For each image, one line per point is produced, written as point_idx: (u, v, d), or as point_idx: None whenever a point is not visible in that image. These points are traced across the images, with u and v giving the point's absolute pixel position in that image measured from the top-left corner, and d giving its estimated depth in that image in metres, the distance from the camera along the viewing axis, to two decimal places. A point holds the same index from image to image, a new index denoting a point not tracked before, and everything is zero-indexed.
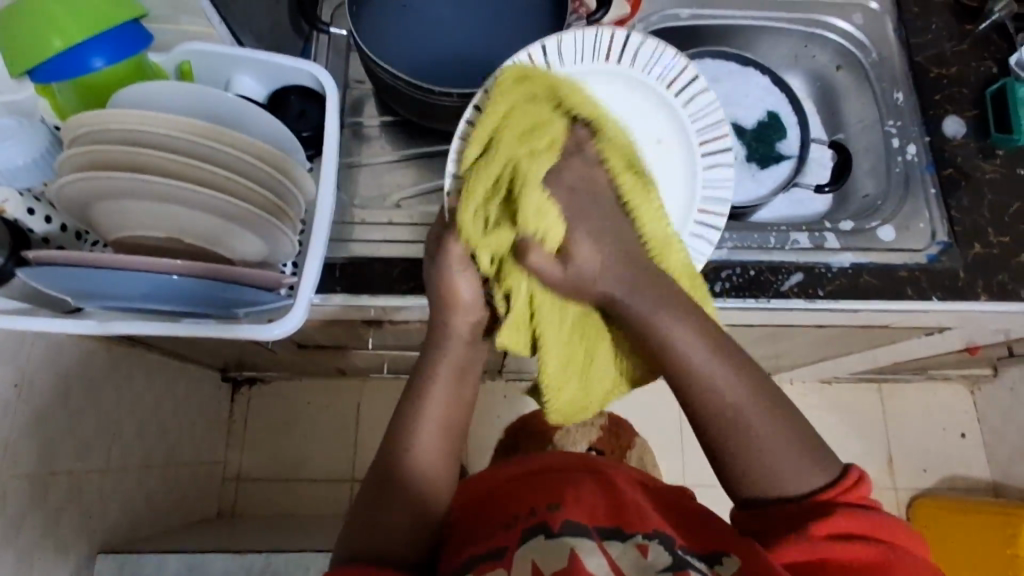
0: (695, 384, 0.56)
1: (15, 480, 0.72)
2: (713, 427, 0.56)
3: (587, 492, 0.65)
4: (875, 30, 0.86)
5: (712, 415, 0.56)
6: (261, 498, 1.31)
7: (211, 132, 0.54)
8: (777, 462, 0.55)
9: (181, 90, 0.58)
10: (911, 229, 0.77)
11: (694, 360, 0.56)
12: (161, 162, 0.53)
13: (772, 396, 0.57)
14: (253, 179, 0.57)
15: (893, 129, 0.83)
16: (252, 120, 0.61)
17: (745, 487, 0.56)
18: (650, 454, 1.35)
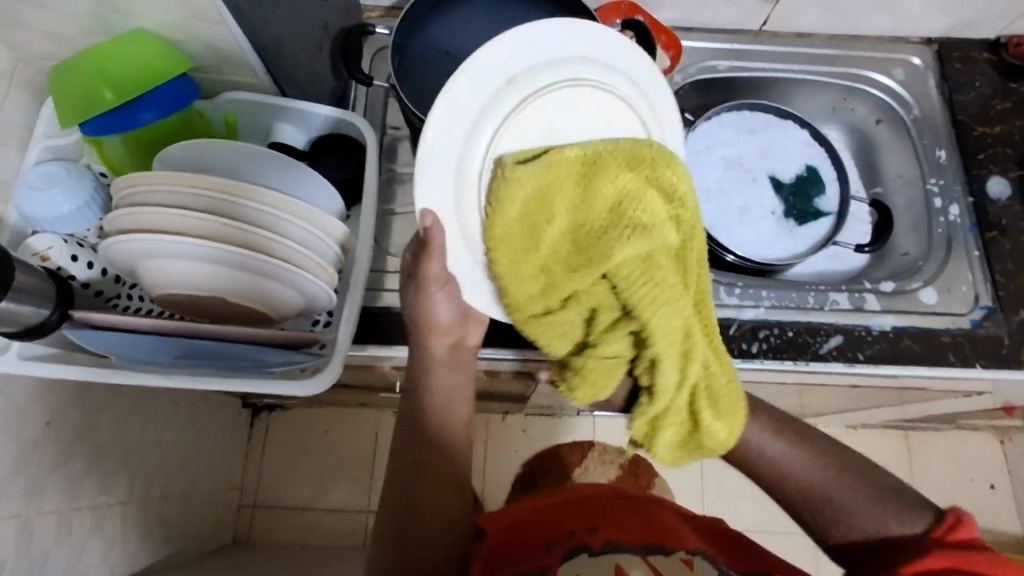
0: (775, 476, 0.60)
1: (43, 517, 0.71)
2: (795, 503, 0.59)
3: (622, 514, 0.63)
4: (917, 85, 0.85)
5: (791, 493, 0.59)
6: (280, 527, 1.30)
7: (230, 189, 0.56)
8: (854, 508, 0.56)
9: (219, 150, 0.61)
10: (954, 291, 0.75)
11: (773, 454, 0.60)
12: (189, 221, 0.55)
13: (831, 452, 0.60)
14: (279, 231, 0.58)
15: (935, 187, 0.81)
16: (281, 172, 0.62)
17: (836, 539, 0.56)
18: (669, 495, 1.32)
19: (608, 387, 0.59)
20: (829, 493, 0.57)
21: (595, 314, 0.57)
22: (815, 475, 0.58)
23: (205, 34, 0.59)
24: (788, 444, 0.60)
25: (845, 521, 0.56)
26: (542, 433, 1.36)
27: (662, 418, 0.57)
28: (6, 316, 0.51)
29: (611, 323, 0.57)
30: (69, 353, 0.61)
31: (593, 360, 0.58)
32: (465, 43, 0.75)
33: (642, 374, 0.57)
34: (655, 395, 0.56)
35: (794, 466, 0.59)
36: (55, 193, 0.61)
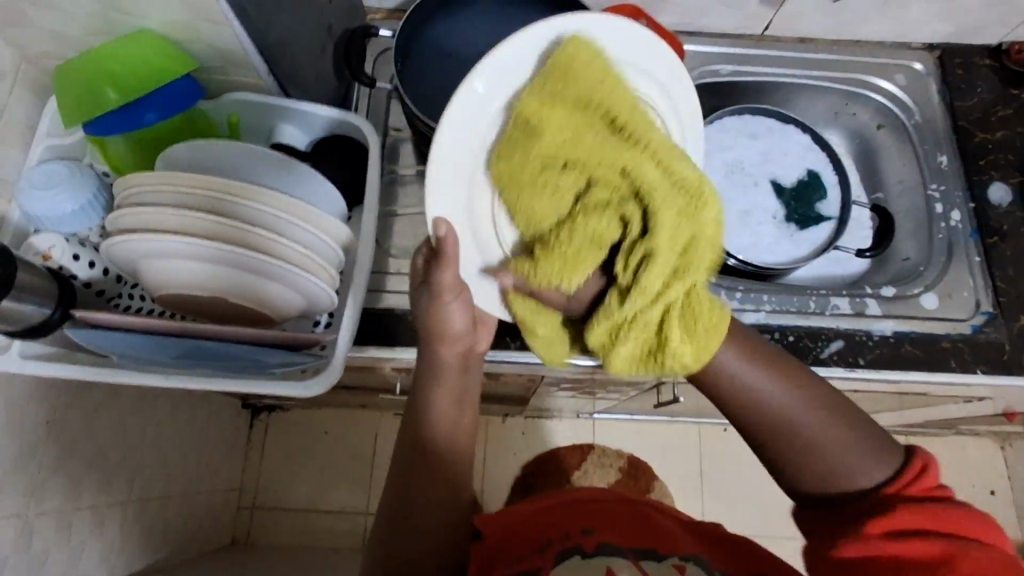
0: (750, 407, 0.53)
1: (42, 517, 0.71)
2: (760, 437, 0.53)
3: (621, 519, 0.62)
4: (919, 91, 0.85)
5: (755, 426, 0.53)
6: (279, 529, 1.30)
7: (216, 185, 0.56)
8: (833, 451, 0.50)
9: (216, 150, 0.61)
10: (955, 297, 0.75)
11: (748, 382, 0.53)
12: (177, 219, 0.55)
13: (826, 402, 0.52)
14: (270, 228, 0.57)
15: (937, 193, 0.81)
16: (276, 171, 0.62)
17: (799, 480, 0.51)
18: (669, 499, 1.32)
19: (584, 272, 0.51)
20: (789, 413, 0.52)
21: (593, 185, 0.50)
22: (787, 399, 0.53)
23: (209, 35, 0.59)
24: (764, 370, 0.54)
25: (807, 446, 0.51)
26: (542, 436, 1.36)
27: (622, 332, 0.51)
28: (9, 316, 0.51)
29: (605, 201, 0.50)
30: (70, 353, 0.61)
31: (574, 241, 0.51)
32: (467, 46, 0.75)
33: (621, 254, 0.51)
34: (624, 299, 0.50)
35: (773, 398, 0.53)
36: (58, 192, 0.61)
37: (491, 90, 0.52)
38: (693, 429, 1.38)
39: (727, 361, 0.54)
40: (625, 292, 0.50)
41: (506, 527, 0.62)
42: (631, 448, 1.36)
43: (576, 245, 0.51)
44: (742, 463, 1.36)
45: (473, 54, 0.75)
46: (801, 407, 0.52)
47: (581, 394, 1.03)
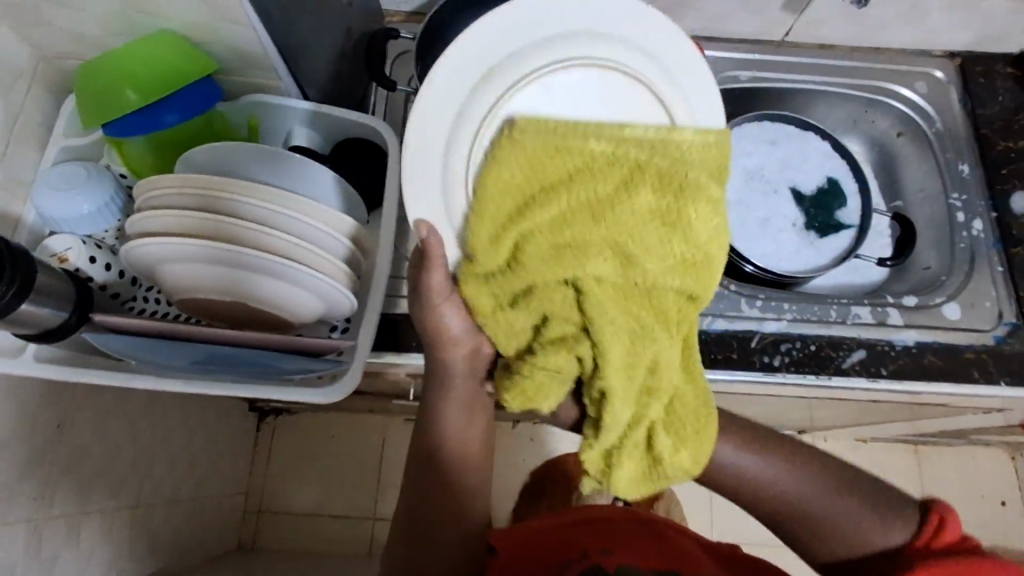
0: (762, 495, 0.58)
1: (52, 522, 0.70)
2: (774, 521, 0.59)
3: (640, 541, 0.62)
4: (940, 99, 0.84)
5: (770, 510, 0.59)
6: (284, 534, 1.29)
7: (218, 184, 0.54)
8: (857, 524, 0.55)
9: (228, 151, 0.60)
10: (978, 307, 0.74)
11: (756, 476, 0.58)
12: (183, 221, 0.54)
13: (822, 471, 0.58)
14: (278, 227, 0.56)
15: (958, 202, 0.80)
16: (287, 171, 0.61)
17: (820, 551, 0.57)
18: (678, 507, 1.31)
19: (546, 406, 0.51)
20: (803, 497, 0.57)
21: (546, 321, 0.51)
22: (795, 481, 0.58)
23: (231, 37, 0.58)
24: (761, 457, 0.58)
25: (828, 526, 0.56)
26: (551, 442, 1.35)
27: (609, 464, 0.51)
28: (27, 319, 0.50)
29: (559, 337, 0.50)
30: (86, 356, 0.60)
31: (546, 361, 0.50)
32: None
33: (591, 398, 0.51)
34: (603, 428, 0.50)
35: (781, 480, 0.58)
36: (75, 195, 0.60)
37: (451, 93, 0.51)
38: None
39: (730, 453, 0.58)
40: (595, 421, 0.51)
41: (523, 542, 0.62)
42: None
43: (540, 390, 0.50)
44: None
45: None
46: (803, 481, 0.58)
47: None
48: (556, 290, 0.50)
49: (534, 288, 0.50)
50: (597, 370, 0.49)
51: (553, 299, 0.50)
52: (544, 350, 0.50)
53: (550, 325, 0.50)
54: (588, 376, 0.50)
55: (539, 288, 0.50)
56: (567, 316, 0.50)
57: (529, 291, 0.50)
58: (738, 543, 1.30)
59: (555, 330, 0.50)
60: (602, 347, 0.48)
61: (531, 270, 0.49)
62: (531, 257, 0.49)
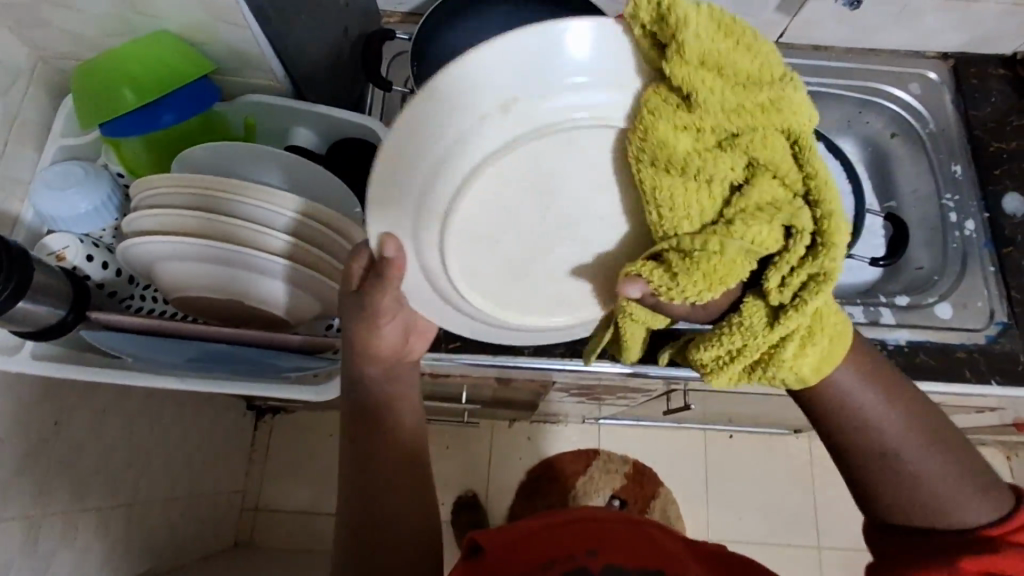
0: (857, 424, 0.46)
1: (48, 519, 0.71)
2: (861, 462, 0.46)
3: (629, 542, 0.62)
4: (933, 100, 0.85)
5: (861, 446, 0.46)
6: (281, 532, 1.29)
7: (215, 184, 0.55)
8: (948, 489, 0.45)
9: (228, 152, 0.60)
10: (970, 307, 0.75)
11: (860, 400, 0.46)
12: (181, 221, 0.55)
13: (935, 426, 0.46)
14: (275, 227, 0.56)
15: (950, 203, 0.81)
16: (284, 171, 0.61)
17: (896, 510, 0.46)
18: (674, 506, 1.31)
19: (728, 284, 0.41)
20: (903, 447, 0.45)
21: (750, 185, 0.41)
22: (903, 427, 0.45)
23: (227, 37, 0.59)
24: (878, 389, 0.46)
25: (913, 484, 0.45)
26: (547, 441, 1.35)
27: (747, 355, 0.43)
28: (24, 317, 0.51)
29: (762, 207, 0.41)
30: (82, 354, 0.60)
31: (722, 232, 0.41)
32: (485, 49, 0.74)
33: (780, 268, 0.41)
34: (778, 322, 0.41)
35: (890, 422, 0.45)
36: (72, 193, 0.61)
37: (426, 133, 0.43)
38: (699, 436, 1.37)
39: (840, 379, 0.46)
40: (767, 313, 0.42)
41: (506, 544, 0.61)
42: (636, 454, 1.35)
43: (728, 253, 0.40)
44: (748, 471, 1.35)
45: None
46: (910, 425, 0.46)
47: (589, 400, 1.02)
48: (761, 178, 0.41)
49: (704, 114, 0.40)
50: (814, 266, 0.40)
51: (765, 148, 0.40)
52: (736, 223, 0.40)
53: (753, 190, 0.41)
54: (780, 272, 0.41)
55: (750, 147, 0.40)
56: (759, 165, 0.41)
57: (723, 148, 0.41)
58: (734, 542, 1.30)
59: (752, 211, 0.40)
60: (824, 242, 0.40)
61: (708, 137, 0.41)
62: (732, 96, 0.39)
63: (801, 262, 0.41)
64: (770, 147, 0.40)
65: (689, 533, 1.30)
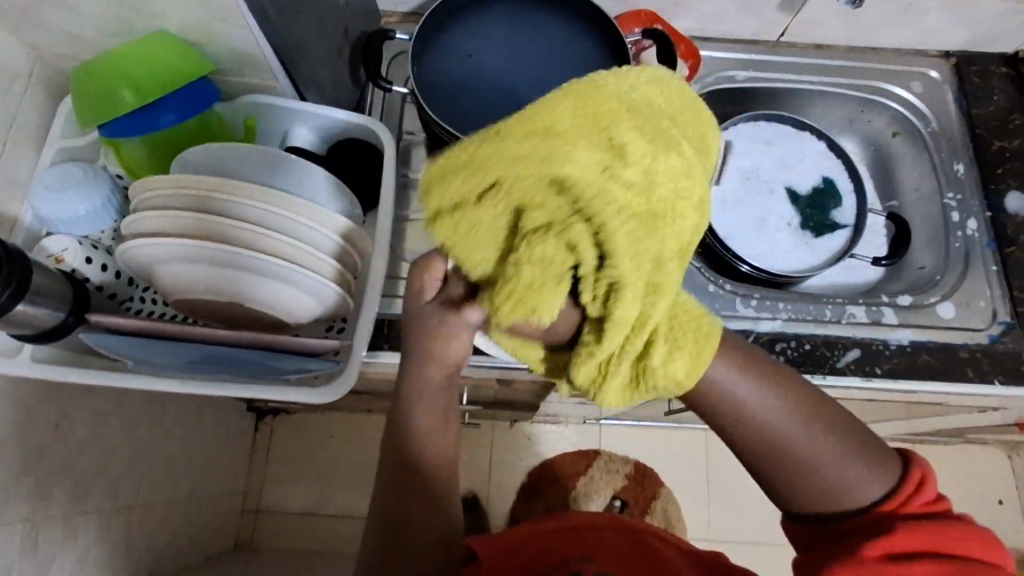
0: (736, 418, 0.47)
1: (48, 522, 0.70)
2: (749, 452, 0.47)
3: (619, 550, 0.65)
4: (935, 99, 0.85)
5: (746, 439, 0.47)
6: (282, 534, 1.29)
7: (212, 184, 0.54)
8: (840, 473, 0.46)
9: (230, 153, 0.60)
10: (972, 307, 0.74)
11: (739, 396, 0.47)
12: (179, 221, 0.54)
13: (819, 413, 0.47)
14: (274, 228, 0.56)
15: (953, 202, 0.80)
16: (285, 172, 0.61)
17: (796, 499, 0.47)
18: (676, 506, 1.31)
19: (547, 312, 0.40)
20: (784, 437, 0.46)
21: (536, 224, 0.40)
22: (783, 417, 0.46)
23: (227, 38, 0.59)
24: (756, 384, 0.47)
25: (800, 474, 0.46)
26: (548, 442, 1.35)
27: (599, 385, 0.42)
28: (23, 320, 0.51)
29: (544, 230, 0.40)
30: (83, 357, 0.60)
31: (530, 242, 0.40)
32: (487, 46, 0.74)
33: (586, 285, 0.40)
34: (607, 338, 0.40)
35: (769, 420, 0.46)
36: (72, 195, 0.61)
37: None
38: (700, 436, 1.37)
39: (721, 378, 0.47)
40: (595, 333, 0.41)
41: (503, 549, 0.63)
42: (637, 454, 1.35)
43: (522, 280, 0.40)
44: (749, 471, 1.35)
45: (492, 54, 0.73)
46: (789, 415, 0.46)
47: (590, 400, 1.02)
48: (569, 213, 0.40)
49: (505, 167, 0.39)
50: (608, 292, 0.40)
51: (527, 181, 0.39)
52: (521, 257, 0.40)
53: (538, 228, 0.40)
54: (594, 294, 0.40)
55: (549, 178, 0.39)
56: (546, 198, 0.40)
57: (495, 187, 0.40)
58: (735, 542, 1.30)
59: (546, 245, 0.40)
60: (615, 268, 0.39)
61: (511, 181, 0.39)
62: (512, 159, 0.39)
63: (605, 292, 0.40)
64: (574, 178, 0.39)
65: (691, 533, 1.30)
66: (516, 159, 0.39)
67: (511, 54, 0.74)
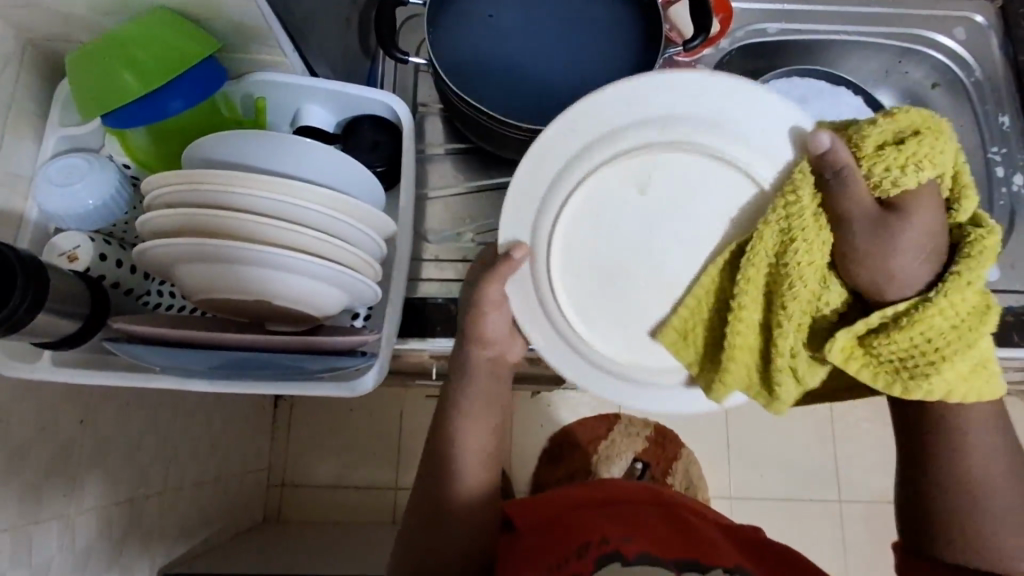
0: (955, 452, 0.49)
1: (83, 514, 0.70)
2: (943, 480, 0.49)
3: (657, 523, 0.66)
4: (980, 47, 0.80)
5: (951, 471, 0.49)
6: (309, 506, 1.31)
7: (202, 177, 0.51)
8: (999, 536, 0.48)
9: (241, 141, 0.56)
10: (1018, 268, 0.72)
11: (972, 438, 0.48)
12: (199, 221, 0.51)
13: (1019, 485, 0.49)
14: (298, 222, 0.53)
15: (998, 156, 0.77)
16: (301, 158, 0.57)
17: (944, 538, 0.50)
18: (696, 467, 1.32)
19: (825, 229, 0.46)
20: (986, 485, 0.49)
21: (904, 150, 0.44)
22: (998, 469, 0.49)
23: (232, 14, 0.54)
24: (997, 440, 0.49)
25: (972, 518, 0.49)
26: (567, 407, 1.35)
27: (936, 353, 0.43)
28: (42, 327, 0.49)
29: (904, 166, 0.44)
30: (104, 358, 0.58)
31: (907, 152, 0.44)
32: (507, 6, 0.69)
33: (965, 272, 0.43)
34: (968, 324, 0.43)
35: (987, 467, 0.49)
36: (78, 189, 0.57)
37: (538, 170, 0.54)
38: None
39: (973, 418, 0.48)
40: (954, 312, 0.43)
41: (537, 539, 0.65)
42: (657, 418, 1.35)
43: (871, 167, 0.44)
44: (770, 430, 1.35)
45: (513, 16, 0.69)
46: (1000, 471, 0.49)
47: None
48: (919, 158, 0.43)
49: (882, 123, 0.45)
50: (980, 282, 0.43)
51: (919, 166, 0.44)
52: (873, 177, 0.44)
53: (901, 171, 0.44)
54: (968, 270, 0.43)
55: (920, 145, 0.44)
56: (907, 148, 0.44)
57: (877, 134, 0.45)
58: (757, 499, 1.31)
59: (893, 170, 0.44)
60: (982, 255, 0.43)
61: (886, 123, 0.45)
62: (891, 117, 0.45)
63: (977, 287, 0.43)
64: (910, 175, 0.44)
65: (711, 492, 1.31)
66: (905, 120, 0.44)
67: (534, 15, 0.69)
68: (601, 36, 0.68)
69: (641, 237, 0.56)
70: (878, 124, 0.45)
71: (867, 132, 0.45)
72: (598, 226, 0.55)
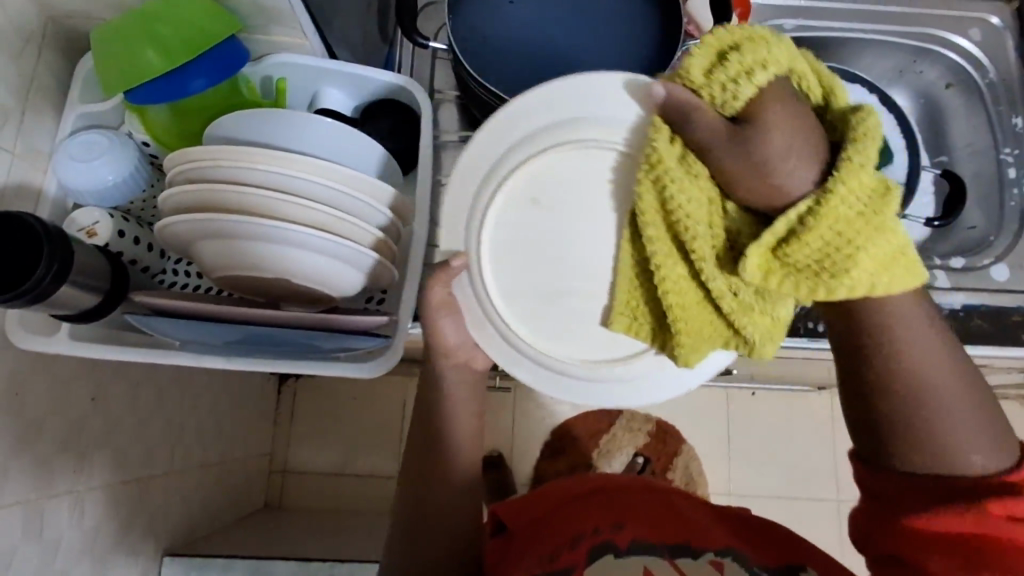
0: (884, 349, 0.45)
1: (92, 491, 0.71)
2: (880, 386, 0.45)
3: (652, 508, 0.65)
4: (995, 48, 0.80)
5: (886, 377, 0.45)
6: (310, 492, 1.31)
7: (220, 154, 0.51)
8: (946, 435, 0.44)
9: (263, 121, 0.56)
10: None
11: (902, 331, 0.44)
12: (222, 197, 0.52)
13: (959, 378, 0.45)
14: (319, 201, 0.53)
15: (1010, 156, 0.78)
16: (321, 138, 0.57)
17: (897, 451, 0.45)
18: (696, 462, 1.32)
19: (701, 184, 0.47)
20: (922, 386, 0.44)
21: (731, 67, 0.43)
22: (930, 364, 0.44)
23: None
24: (925, 330, 0.44)
25: (914, 423, 0.44)
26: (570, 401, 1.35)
27: (849, 247, 0.41)
28: (63, 300, 0.49)
29: (735, 80, 0.43)
30: (120, 333, 0.59)
31: (735, 65, 0.43)
32: None
33: (857, 152, 0.41)
34: (875, 205, 0.41)
35: (921, 366, 0.44)
36: (97, 165, 0.58)
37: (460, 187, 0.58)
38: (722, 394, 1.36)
39: (898, 306, 0.44)
40: (855, 199, 0.41)
41: (531, 532, 0.66)
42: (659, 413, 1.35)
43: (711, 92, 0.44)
44: (770, 427, 1.35)
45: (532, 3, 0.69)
46: (934, 365, 0.44)
47: None
48: (750, 72, 0.43)
49: (705, 47, 0.44)
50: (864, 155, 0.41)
51: (752, 77, 0.43)
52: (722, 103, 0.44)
53: (737, 85, 0.43)
54: (856, 150, 0.41)
55: (738, 59, 0.43)
56: (730, 67, 0.43)
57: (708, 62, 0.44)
58: (756, 496, 1.32)
59: (729, 89, 0.43)
60: (862, 137, 0.41)
61: (704, 50, 0.44)
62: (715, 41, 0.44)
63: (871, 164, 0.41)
64: (747, 86, 0.43)
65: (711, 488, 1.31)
66: (722, 39, 0.44)
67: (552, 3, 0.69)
68: (619, 26, 0.68)
69: (568, 222, 0.58)
70: (699, 53, 0.45)
71: (693, 62, 0.45)
72: (520, 223, 0.58)
